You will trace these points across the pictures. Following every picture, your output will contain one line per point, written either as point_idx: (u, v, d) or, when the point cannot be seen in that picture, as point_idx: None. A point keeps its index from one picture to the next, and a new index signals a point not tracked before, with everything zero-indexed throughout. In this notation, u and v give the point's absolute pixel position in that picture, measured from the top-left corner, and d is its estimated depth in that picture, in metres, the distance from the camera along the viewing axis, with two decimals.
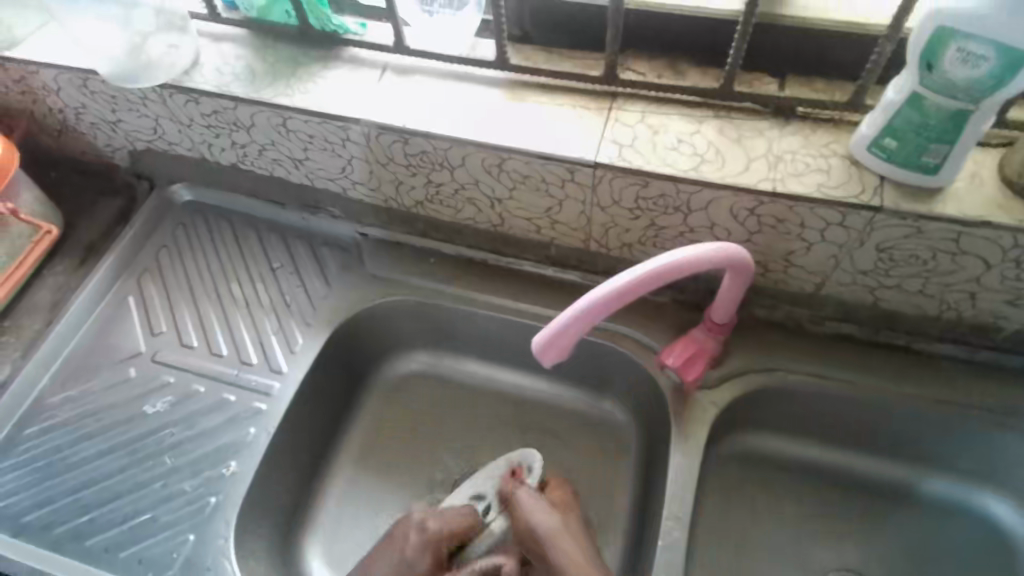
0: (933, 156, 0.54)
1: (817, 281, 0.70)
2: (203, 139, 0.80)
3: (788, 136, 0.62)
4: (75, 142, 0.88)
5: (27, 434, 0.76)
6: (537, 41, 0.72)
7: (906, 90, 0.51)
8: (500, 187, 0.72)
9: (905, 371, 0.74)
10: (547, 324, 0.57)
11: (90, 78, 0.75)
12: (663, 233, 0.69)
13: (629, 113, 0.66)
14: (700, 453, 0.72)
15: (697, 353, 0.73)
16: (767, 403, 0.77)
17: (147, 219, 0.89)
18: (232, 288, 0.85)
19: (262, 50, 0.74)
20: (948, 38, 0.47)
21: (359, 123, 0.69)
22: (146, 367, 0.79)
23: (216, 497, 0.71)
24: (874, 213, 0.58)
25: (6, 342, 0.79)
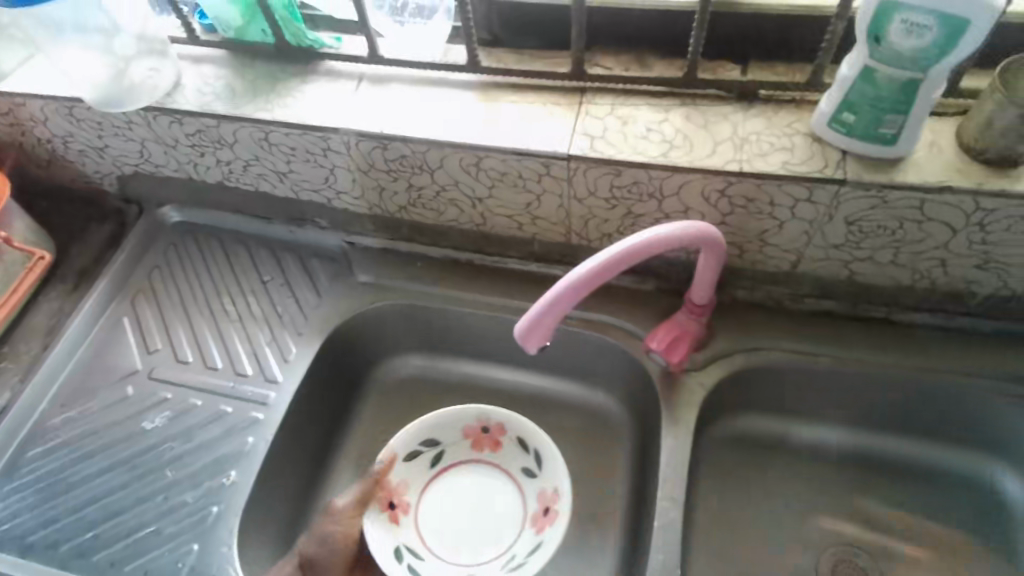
0: (890, 127, 0.56)
1: (792, 258, 0.72)
2: (189, 159, 0.82)
3: (752, 119, 0.64)
4: (65, 170, 0.90)
5: (28, 457, 0.77)
6: (507, 44, 0.74)
7: (858, 65, 0.54)
8: (479, 186, 0.74)
9: (887, 342, 0.76)
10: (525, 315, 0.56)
11: (75, 106, 0.77)
12: (640, 220, 0.71)
13: (598, 106, 0.68)
14: (690, 434, 0.73)
15: (681, 335, 0.75)
16: (755, 383, 0.79)
17: (138, 241, 0.91)
18: (224, 302, 0.87)
19: (241, 68, 0.76)
20: (891, 11, 0.49)
21: (340, 132, 0.71)
22: (143, 385, 0.81)
23: (217, 505, 0.72)
24: (838, 187, 0.60)
25: (5, 368, 0.81)
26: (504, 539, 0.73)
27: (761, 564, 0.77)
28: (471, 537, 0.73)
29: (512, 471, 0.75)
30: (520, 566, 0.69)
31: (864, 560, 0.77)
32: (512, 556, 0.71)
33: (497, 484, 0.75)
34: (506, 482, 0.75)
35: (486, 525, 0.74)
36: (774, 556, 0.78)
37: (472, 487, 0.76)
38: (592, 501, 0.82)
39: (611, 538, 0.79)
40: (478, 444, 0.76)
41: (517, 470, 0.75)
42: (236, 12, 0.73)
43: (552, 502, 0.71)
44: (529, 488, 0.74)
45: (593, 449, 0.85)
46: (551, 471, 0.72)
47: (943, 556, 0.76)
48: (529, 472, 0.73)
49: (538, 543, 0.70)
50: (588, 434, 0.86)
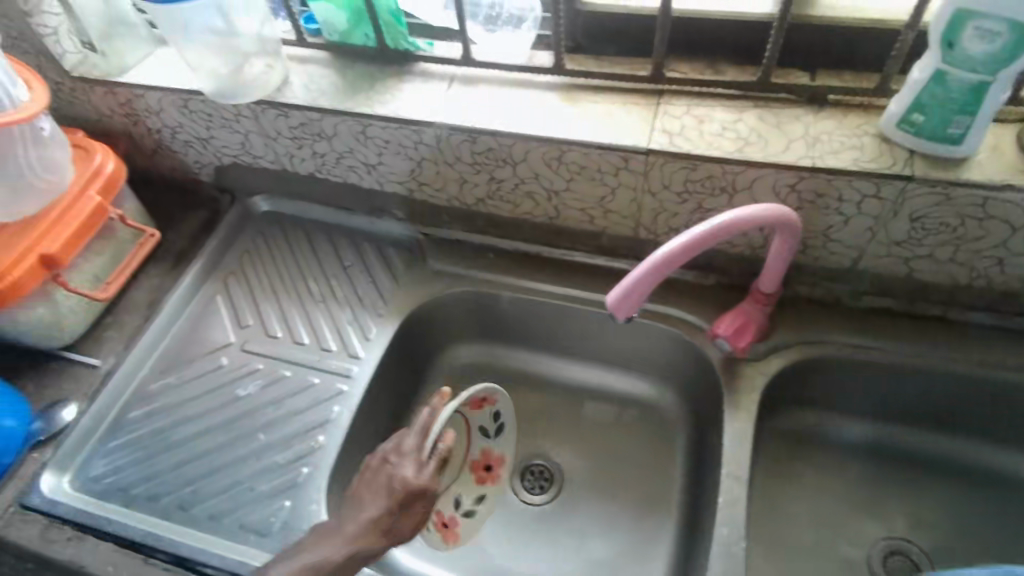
0: (958, 127, 0.61)
1: (853, 254, 0.76)
2: (286, 151, 0.90)
3: (823, 121, 0.69)
4: (166, 159, 0.98)
5: (131, 417, 0.85)
6: (588, 51, 0.80)
7: (930, 69, 0.58)
8: (558, 180, 0.80)
9: (943, 340, 0.79)
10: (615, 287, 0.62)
11: (191, 98, 0.84)
12: (709, 215, 0.76)
13: (675, 106, 0.73)
14: (752, 419, 0.77)
15: (747, 323, 0.78)
16: (812, 375, 0.82)
17: (230, 226, 0.98)
18: (309, 284, 0.94)
19: (343, 68, 0.84)
20: (965, 19, 0.54)
21: (433, 125, 0.78)
22: (237, 356, 0.89)
23: (306, 465, 0.79)
24: (906, 183, 0.64)
25: (111, 336, 0.88)
26: (455, 481, 0.78)
27: (815, 551, 0.80)
28: (448, 485, 0.77)
29: (471, 427, 0.77)
30: (472, 514, 0.78)
31: (917, 554, 0.79)
32: (461, 501, 0.78)
33: (457, 436, 0.77)
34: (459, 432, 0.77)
35: (452, 471, 0.77)
36: (827, 545, 0.81)
37: (447, 442, 0.77)
38: (647, 485, 0.87)
39: (667, 520, 0.84)
40: (470, 408, 0.74)
41: (475, 427, 0.78)
42: (345, 17, 0.80)
43: (496, 462, 0.80)
44: (478, 443, 0.79)
45: (650, 438, 0.90)
46: (505, 441, 0.81)
47: (996, 553, 0.78)
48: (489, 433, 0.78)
49: (482, 494, 0.79)
50: (644, 422, 0.91)
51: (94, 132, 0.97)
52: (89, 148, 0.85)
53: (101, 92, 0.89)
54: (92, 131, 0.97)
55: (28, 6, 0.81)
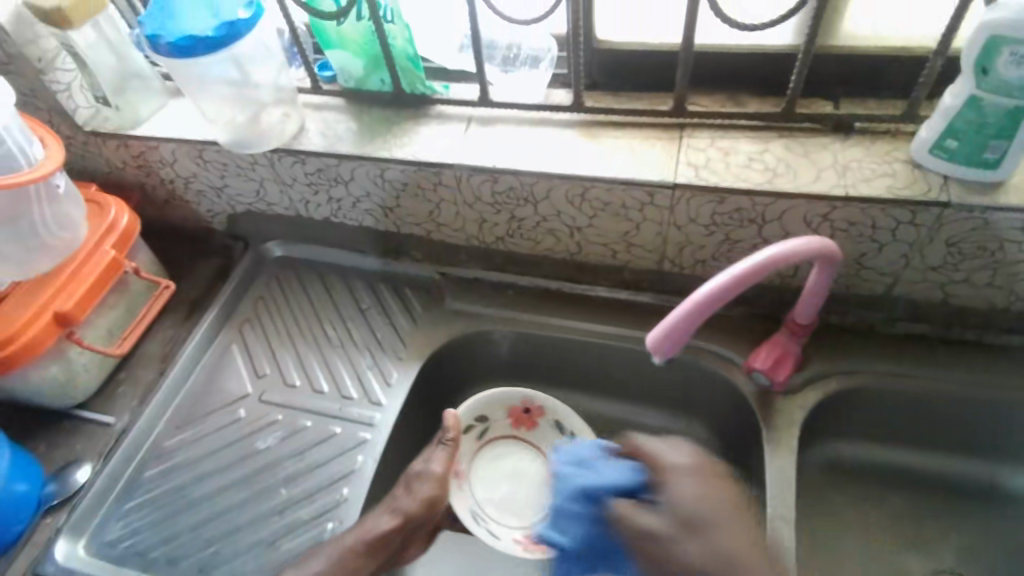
0: (993, 152, 0.60)
1: (887, 281, 0.75)
2: (302, 197, 0.89)
3: (850, 149, 0.68)
4: (179, 208, 0.97)
5: (146, 476, 0.82)
6: (604, 86, 0.79)
7: (963, 95, 0.58)
8: (580, 216, 0.78)
9: (985, 365, 0.76)
10: (658, 325, 0.62)
11: (206, 149, 0.84)
12: (737, 246, 0.75)
13: (698, 139, 0.72)
14: (792, 454, 0.74)
15: (784, 355, 0.76)
16: (851, 406, 0.79)
17: (244, 273, 0.96)
18: (327, 329, 0.92)
19: (360, 113, 0.83)
20: (1000, 45, 0.54)
21: (453, 167, 0.77)
22: (255, 408, 0.86)
23: (333, 520, 0.76)
24: (942, 209, 0.63)
25: (124, 392, 0.86)
26: (540, 503, 0.81)
27: None
28: (517, 504, 0.82)
29: (543, 450, 0.85)
30: None
31: None
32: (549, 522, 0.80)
33: (521, 455, 0.85)
34: (535, 455, 0.85)
35: (523, 492, 0.83)
36: None
37: (509, 459, 0.85)
38: None
39: None
40: (517, 422, 0.85)
41: (548, 448, 0.84)
42: (361, 63, 0.80)
43: None
44: None
45: None
46: None
47: None
48: (561, 449, 0.83)
49: None
50: None
51: (106, 184, 0.96)
52: (102, 203, 0.84)
53: (114, 146, 0.88)
54: (103, 184, 0.96)
55: (42, 63, 0.80)
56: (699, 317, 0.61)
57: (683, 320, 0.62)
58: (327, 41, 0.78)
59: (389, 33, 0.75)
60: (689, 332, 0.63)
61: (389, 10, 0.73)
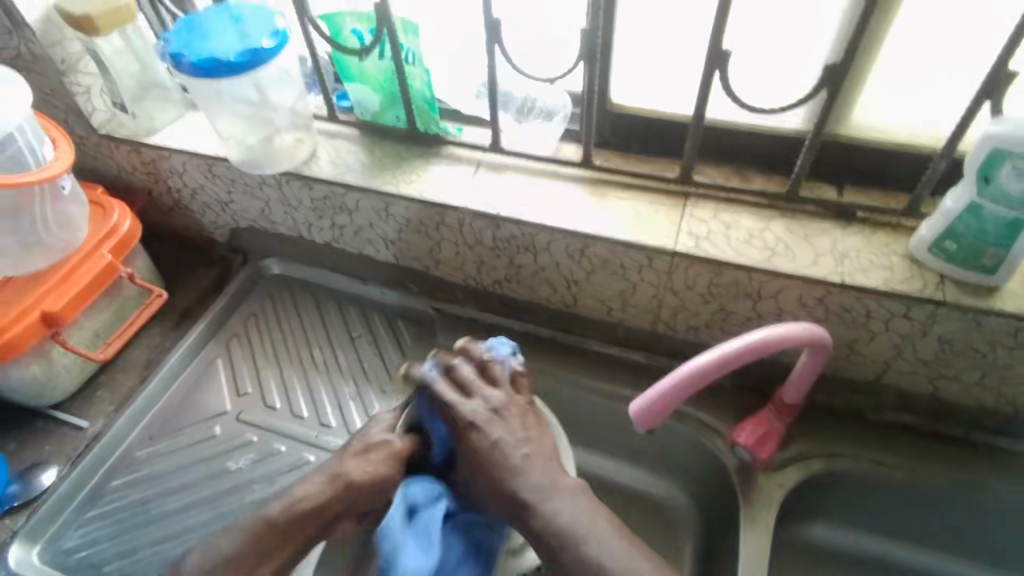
0: (991, 259, 0.61)
1: (878, 367, 0.74)
2: (306, 220, 0.89)
3: (850, 238, 0.69)
4: (182, 217, 0.98)
5: (112, 487, 0.81)
6: (615, 147, 0.81)
7: (963, 200, 0.59)
8: (578, 270, 0.78)
9: (973, 463, 0.75)
10: (643, 394, 0.67)
11: (216, 164, 0.85)
12: (730, 318, 0.75)
13: (701, 210, 0.73)
14: (769, 533, 0.71)
15: (769, 433, 0.75)
16: (833, 491, 0.77)
17: (239, 288, 0.97)
18: (315, 354, 0.91)
19: (374, 146, 0.85)
20: (1001, 158, 0.55)
21: (458, 210, 0.77)
22: (231, 426, 0.85)
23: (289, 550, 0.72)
24: (937, 307, 0.64)
25: (101, 397, 0.85)
26: None
27: None
28: None
29: None
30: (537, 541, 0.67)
31: None
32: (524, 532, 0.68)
33: None
34: None
35: None
36: None
37: None
38: None
39: None
40: None
41: None
42: (378, 99, 0.82)
43: None
44: None
45: (659, 539, 0.82)
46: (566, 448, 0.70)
47: None
48: None
49: None
50: (655, 522, 0.83)
51: (113, 187, 0.97)
52: (106, 207, 0.85)
53: (126, 151, 0.89)
54: (112, 186, 0.97)
55: (64, 65, 0.82)
56: (694, 383, 0.64)
57: (668, 393, 0.65)
58: (347, 74, 0.80)
59: (408, 74, 0.76)
60: (673, 406, 0.66)
61: (411, 53, 0.75)
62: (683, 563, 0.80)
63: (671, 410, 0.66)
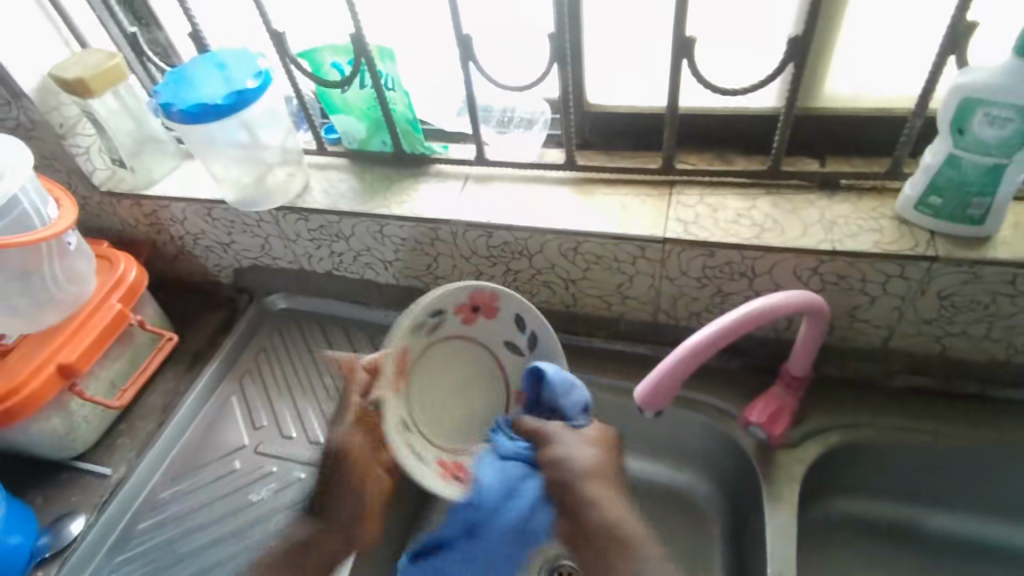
0: (977, 209, 0.61)
1: (883, 333, 0.74)
2: (306, 252, 0.92)
3: (837, 206, 0.70)
4: (186, 263, 1.00)
5: (140, 529, 0.82)
6: (597, 146, 0.82)
7: (941, 154, 0.60)
8: (574, 269, 0.79)
9: (993, 419, 0.74)
10: (645, 379, 0.68)
11: (214, 208, 0.88)
12: (730, 299, 0.75)
13: (687, 196, 0.75)
14: (794, 509, 0.71)
15: (781, 408, 0.75)
16: (855, 463, 0.76)
17: (247, 326, 0.98)
18: (326, 381, 0.93)
19: (364, 173, 0.87)
20: (972, 106, 0.56)
21: (449, 224, 0.79)
22: (251, 459, 0.86)
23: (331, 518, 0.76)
24: (931, 263, 0.64)
25: (122, 444, 0.87)
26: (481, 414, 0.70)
27: None
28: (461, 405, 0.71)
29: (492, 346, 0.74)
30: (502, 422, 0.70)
31: None
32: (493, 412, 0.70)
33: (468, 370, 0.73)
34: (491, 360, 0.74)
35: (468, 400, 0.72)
36: None
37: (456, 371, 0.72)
38: None
39: None
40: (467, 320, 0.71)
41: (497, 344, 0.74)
42: (363, 127, 0.85)
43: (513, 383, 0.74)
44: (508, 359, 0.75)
45: (685, 528, 0.82)
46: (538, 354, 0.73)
47: None
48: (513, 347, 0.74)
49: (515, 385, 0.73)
50: (679, 512, 0.83)
51: (118, 241, 1.00)
52: (112, 258, 0.87)
53: (127, 205, 0.92)
54: (117, 240, 1.00)
55: (63, 129, 0.85)
56: (692, 363, 0.65)
57: (670, 374, 0.66)
58: (332, 106, 0.83)
59: (390, 99, 0.79)
60: (676, 388, 0.67)
61: (390, 78, 0.77)
62: (710, 550, 0.79)
63: (673, 392, 0.67)
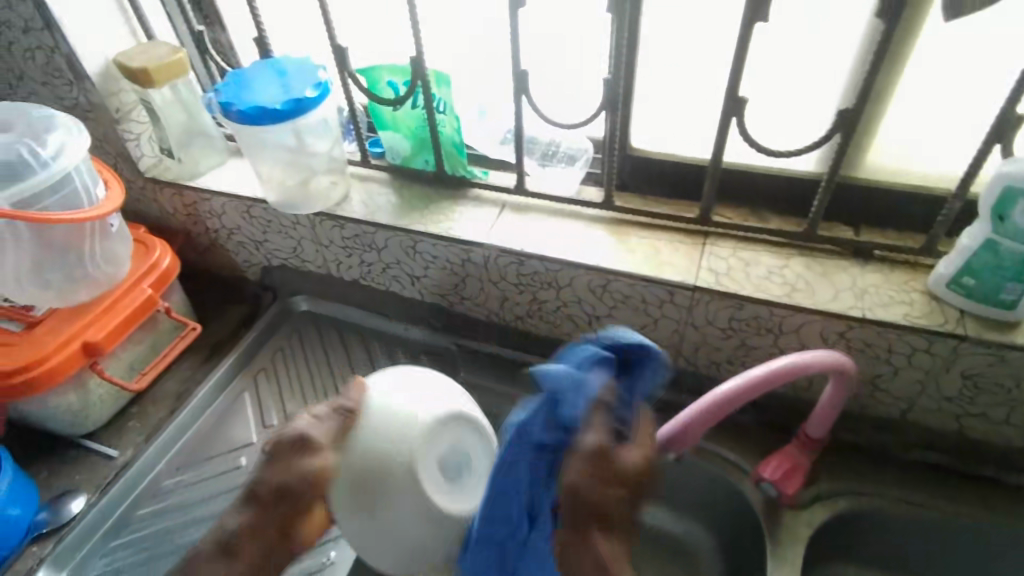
0: (1011, 294, 0.62)
1: (902, 405, 0.74)
2: (336, 258, 0.93)
3: (869, 275, 0.71)
4: (217, 256, 1.02)
5: (138, 515, 0.82)
6: (635, 190, 0.84)
7: (980, 237, 0.61)
8: (601, 306, 0.80)
9: (1006, 504, 0.73)
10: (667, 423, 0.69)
11: (254, 205, 0.90)
12: (752, 353, 0.76)
13: (720, 248, 0.76)
14: (798, 573, 0.70)
15: (794, 468, 0.74)
16: (861, 533, 0.76)
17: (267, 324, 0.99)
18: (339, 388, 0.93)
19: (404, 189, 0.89)
20: (1014, 195, 0.57)
21: (483, 247, 0.80)
22: (257, 457, 0.86)
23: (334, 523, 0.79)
24: (958, 342, 0.65)
25: (132, 427, 0.87)
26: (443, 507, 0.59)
27: None
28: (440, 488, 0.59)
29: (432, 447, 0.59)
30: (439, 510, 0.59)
31: None
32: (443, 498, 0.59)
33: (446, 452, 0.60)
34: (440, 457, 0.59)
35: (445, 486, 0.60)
36: None
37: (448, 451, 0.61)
38: None
39: None
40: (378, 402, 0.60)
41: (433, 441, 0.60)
42: (409, 144, 0.87)
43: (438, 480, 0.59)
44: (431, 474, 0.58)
45: None
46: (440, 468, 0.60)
47: None
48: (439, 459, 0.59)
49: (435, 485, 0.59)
50: (679, 562, 0.82)
51: (154, 227, 1.02)
52: (148, 244, 0.89)
53: (169, 193, 0.95)
54: (153, 227, 1.02)
55: (118, 114, 0.88)
56: (720, 410, 0.65)
57: (696, 418, 0.67)
58: (382, 122, 0.86)
59: (440, 121, 0.81)
60: (700, 433, 0.68)
61: (443, 102, 0.79)
62: None
63: (696, 437, 0.67)
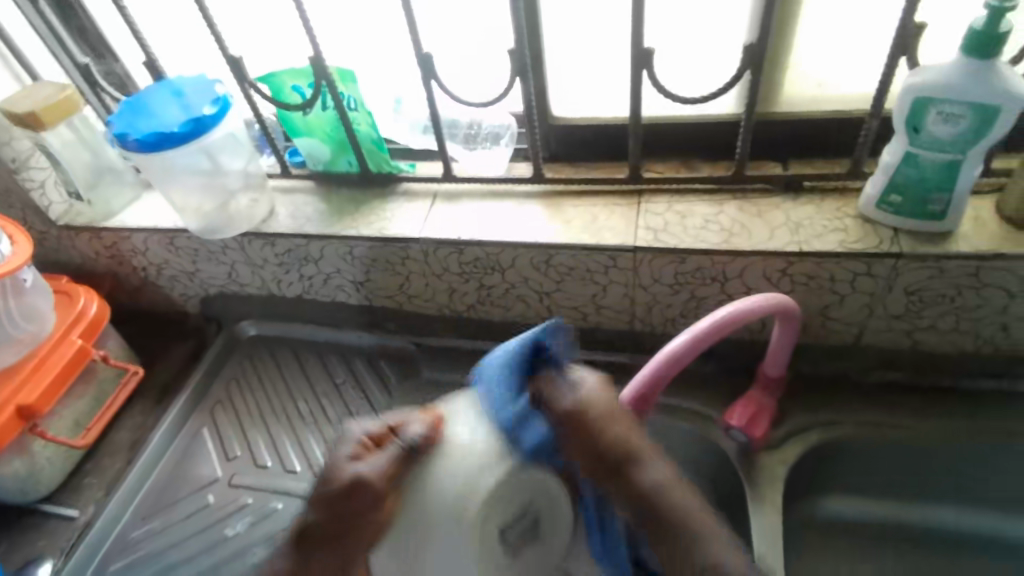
0: (937, 205, 0.62)
1: (854, 330, 0.75)
2: (274, 277, 0.90)
3: (801, 208, 0.71)
4: (151, 295, 0.98)
5: (110, 572, 0.79)
6: (563, 158, 0.82)
7: (899, 152, 0.61)
8: (548, 281, 0.79)
9: (965, 410, 0.75)
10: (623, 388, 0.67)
11: (177, 236, 0.86)
12: (702, 304, 0.75)
13: (656, 204, 0.75)
14: (775, 511, 0.71)
15: (760, 411, 0.75)
16: (833, 462, 0.76)
17: (216, 355, 0.95)
18: (301, 408, 0.90)
19: (331, 195, 0.86)
20: (925, 106, 0.57)
21: (419, 241, 0.78)
22: (225, 492, 0.83)
23: None
24: (896, 260, 0.65)
25: (90, 484, 0.84)
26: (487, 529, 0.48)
27: None
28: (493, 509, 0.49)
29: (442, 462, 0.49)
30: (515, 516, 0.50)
31: None
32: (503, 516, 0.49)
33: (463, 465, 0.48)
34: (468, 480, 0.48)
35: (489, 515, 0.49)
36: None
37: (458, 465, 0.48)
38: None
39: None
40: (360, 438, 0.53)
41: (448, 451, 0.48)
42: (328, 149, 0.83)
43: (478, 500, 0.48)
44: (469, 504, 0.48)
45: None
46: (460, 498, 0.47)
47: None
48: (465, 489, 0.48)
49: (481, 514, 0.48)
50: None
51: (80, 274, 0.97)
52: (72, 293, 0.85)
53: (87, 237, 0.90)
54: (78, 274, 0.97)
55: (15, 164, 0.82)
56: (676, 366, 0.64)
57: (656, 375, 0.65)
58: (294, 129, 0.82)
59: (353, 119, 0.78)
60: (657, 394, 0.66)
61: (353, 99, 0.77)
62: None
63: (653, 399, 0.66)
